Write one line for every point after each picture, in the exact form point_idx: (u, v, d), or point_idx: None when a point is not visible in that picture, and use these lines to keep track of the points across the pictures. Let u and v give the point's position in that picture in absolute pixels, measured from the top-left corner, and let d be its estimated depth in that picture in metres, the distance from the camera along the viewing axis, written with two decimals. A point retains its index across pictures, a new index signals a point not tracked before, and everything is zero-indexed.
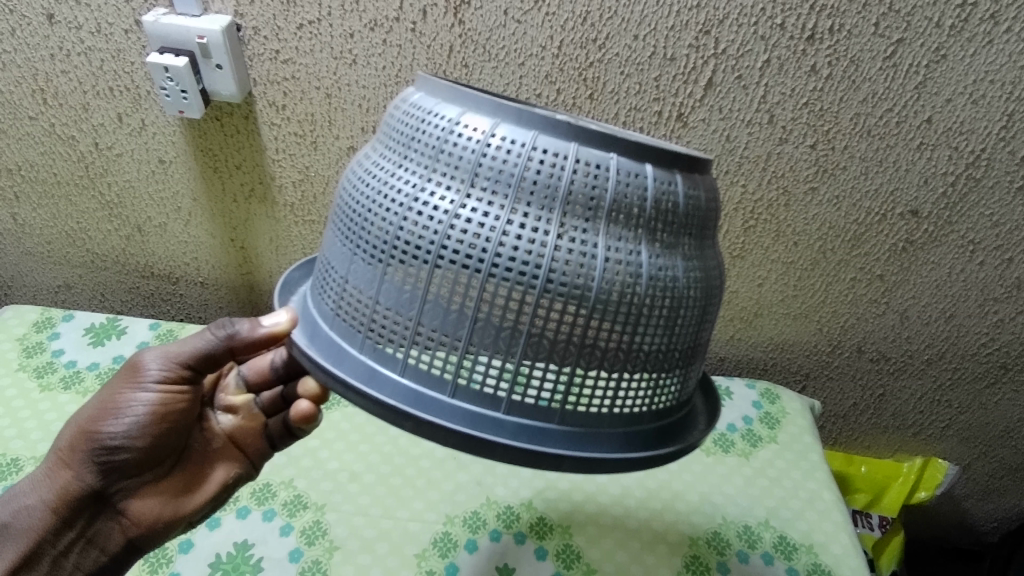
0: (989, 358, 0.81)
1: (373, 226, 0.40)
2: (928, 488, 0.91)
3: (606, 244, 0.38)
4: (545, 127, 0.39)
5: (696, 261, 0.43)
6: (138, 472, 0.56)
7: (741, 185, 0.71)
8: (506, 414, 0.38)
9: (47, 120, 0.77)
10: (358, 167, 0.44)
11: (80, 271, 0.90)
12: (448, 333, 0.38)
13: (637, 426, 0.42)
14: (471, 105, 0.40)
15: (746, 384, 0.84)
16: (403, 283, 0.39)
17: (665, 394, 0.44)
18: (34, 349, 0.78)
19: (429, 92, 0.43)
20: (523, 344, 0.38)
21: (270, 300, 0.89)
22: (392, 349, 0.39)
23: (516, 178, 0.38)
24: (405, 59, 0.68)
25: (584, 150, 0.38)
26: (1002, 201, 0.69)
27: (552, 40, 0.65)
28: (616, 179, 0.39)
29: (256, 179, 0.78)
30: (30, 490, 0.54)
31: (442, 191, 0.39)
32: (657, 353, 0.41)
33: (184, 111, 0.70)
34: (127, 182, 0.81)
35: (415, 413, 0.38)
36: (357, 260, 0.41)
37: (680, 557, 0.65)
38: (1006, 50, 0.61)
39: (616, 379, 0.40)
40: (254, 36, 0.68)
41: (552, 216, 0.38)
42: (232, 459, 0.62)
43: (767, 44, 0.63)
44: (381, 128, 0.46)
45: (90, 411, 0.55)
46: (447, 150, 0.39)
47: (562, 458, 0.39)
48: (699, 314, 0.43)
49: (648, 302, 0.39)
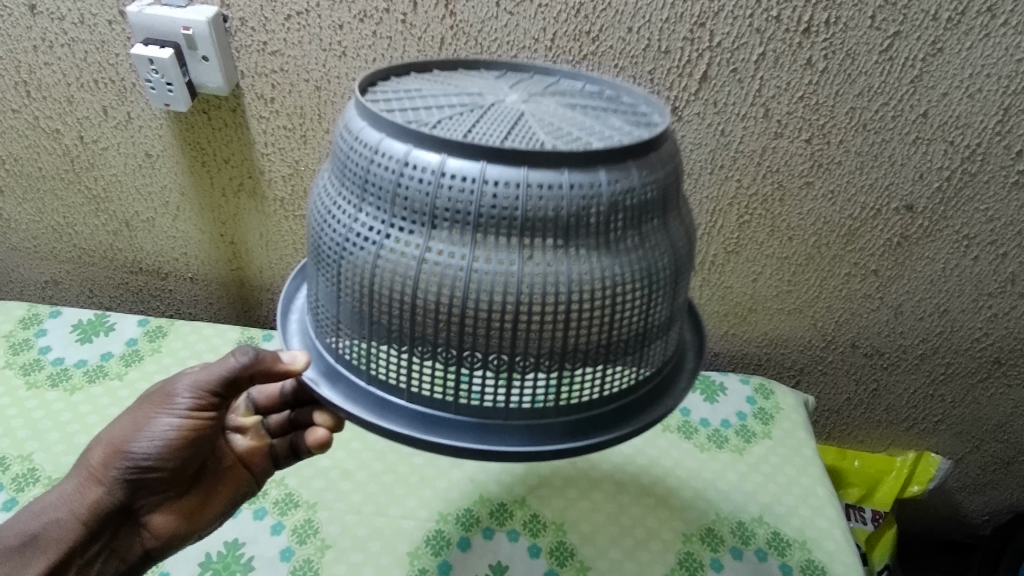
0: (982, 353, 0.81)
1: (347, 271, 0.39)
2: (921, 482, 0.92)
3: (572, 259, 0.37)
4: (490, 156, 0.36)
5: (662, 238, 0.41)
6: (166, 490, 0.55)
7: (736, 180, 0.70)
8: (507, 420, 0.39)
9: (32, 113, 0.75)
10: (320, 202, 0.43)
11: (68, 267, 0.89)
12: (436, 361, 0.38)
13: (625, 399, 0.42)
14: (414, 136, 0.37)
15: (740, 379, 0.83)
16: (386, 322, 0.39)
17: (652, 362, 0.43)
18: (21, 345, 0.77)
19: (367, 117, 0.40)
20: (508, 360, 0.38)
21: (261, 296, 0.88)
22: (394, 379, 0.40)
23: (474, 215, 0.36)
24: (395, 51, 0.66)
25: (534, 172, 0.36)
26: (998, 195, 0.69)
27: (545, 33, 0.64)
28: (570, 194, 0.36)
29: (245, 173, 0.77)
30: (56, 502, 0.52)
31: (407, 235, 0.37)
32: (633, 336, 0.40)
33: (170, 104, 0.68)
34: (114, 175, 0.79)
35: (426, 437, 0.39)
36: (341, 300, 0.41)
37: (675, 553, 0.65)
38: (1003, 43, 0.60)
39: (598, 371, 0.40)
40: (242, 27, 0.66)
41: (516, 243, 0.37)
42: (240, 478, 0.60)
43: (763, 37, 0.62)
44: (333, 154, 0.43)
45: (122, 429, 0.53)
46: (402, 192, 0.37)
47: (564, 450, 0.40)
48: (671, 283, 0.42)
49: (622, 294, 0.38)
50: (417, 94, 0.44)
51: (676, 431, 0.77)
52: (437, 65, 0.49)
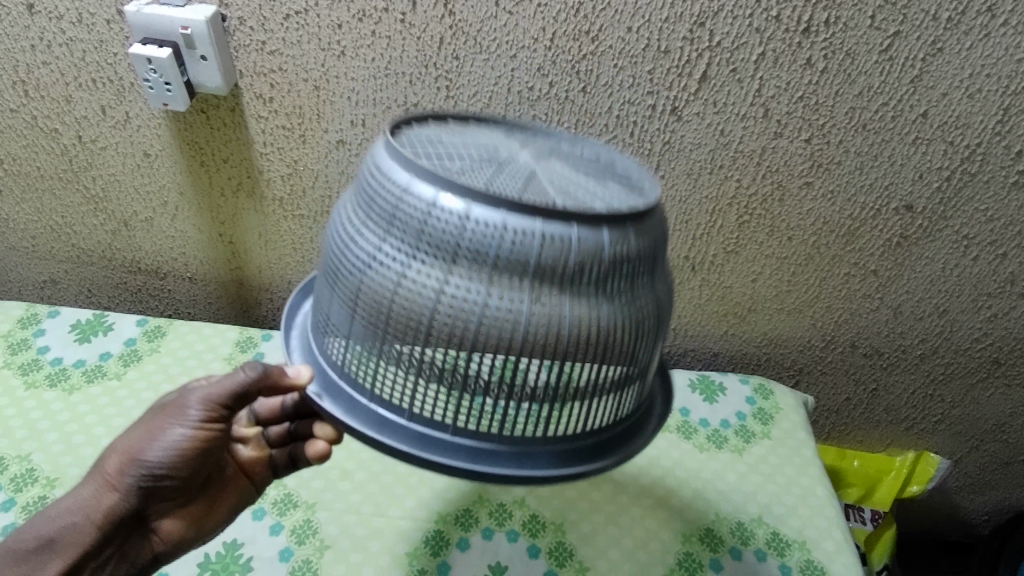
0: (982, 353, 0.81)
1: (365, 299, 0.40)
2: (920, 482, 0.92)
3: (572, 303, 0.39)
4: (511, 206, 0.37)
5: (647, 292, 0.43)
6: (178, 496, 0.54)
7: (735, 180, 0.70)
8: (500, 443, 0.41)
9: (30, 112, 0.75)
10: (341, 229, 0.44)
11: (66, 266, 0.88)
12: (444, 387, 0.40)
13: (603, 434, 0.45)
14: (444, 180, 0.38)
15: (740, 379, 0.83)
16: (401, 348, 0.39)
17: (627, 399, 0.46)
18: (19, 345, 0.77)
19: (395, 154, 0.41)
20: (510, 391, 0.40)
21: (260, 296, 0.88)
22: (399, 399, 0.41)
23: (492, 257, 0.37)
24: (394, 50, 0.66)
25: (549, 224, 0.38)
26: (997, 195, 0.69)
27: (545, 32, 0.63)
28: (579, 248, 0.38)
29: (244, 172, 0.76)
30: (69, 507, 0.51)
31: (427, 268, 0.38)
32: (617, 376, 0.43)
33: (169, 103, 0.68)
34: (112, 175, 0.79)
35: (425, 456, 0.40)
36: (356, 322, 0.41)
37: (674, 554, 0.65)
38: (1003, 44, 0.60)
39: (585, 405, 0.42)
40: (240, 26, 0.66)
41: (524, 286, 0.38)
42: (244, 487, 0.59)
43: (763, 37, 0.61)
44: (358, 183, 0.44)
45: (138, 437, 0.52)
46: (426, 229, 0.38)
47: (549, 476, 0.41)
48: (653, 332, 0.44)
49: (609, 337, 0.41)
50: (439, 145, 0.45)
51: (675, 431, 0.77)
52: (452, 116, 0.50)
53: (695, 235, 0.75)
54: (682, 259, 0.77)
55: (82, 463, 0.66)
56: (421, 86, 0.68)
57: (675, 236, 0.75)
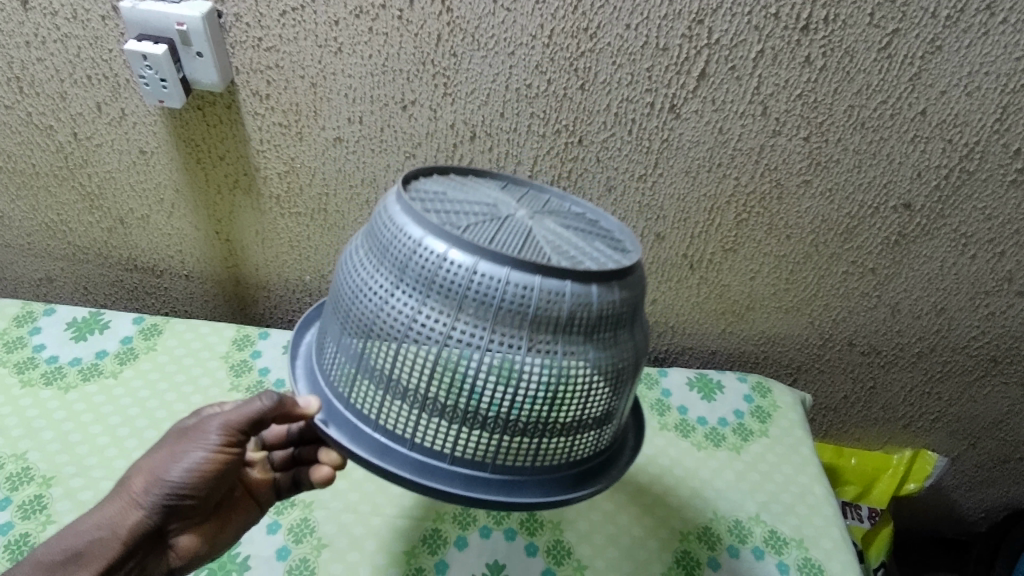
0: (979, 352, 0.81)
1: (375, 339, 0.42)
2: (917, 480, 0.93)
3: (564, 348, 0.41)
4: (515, 263, 0.40)
5: (629, 339, 0.45)
6: (195, 514, 0.53)
7: (733, 177, 0.70)
8: (492, 473, 0.43)
9: (24, 109, 0.74)
10: (353, 271, 0.45)
11: (62, 264, 0.88)
12: (445, 421, 0.41)
13: (586, 466, 0.46)
14: (452, 236, 0.41)
15: (738, 377, 0.83)
16: (407, 385, 0.41)
17: (609, 433, 0.48)
18: (15, 344, 0.77)
19: (406, 207, 0.43)
20: (507, 427, 0.41)
21: (257, 293, 0.88)
22: (401, 429, 0.42)
23: (496, 308, 0.40)
24: (391, 47, 0.65)
25: (547, 281, 0.40)
26: (996, 193, 0.69)
27: (543, 29, 0.63)
28: (573, 303, 0.40)
29: (240, 170, 0.76)
30: (92, 523, 0.50)
31: (434, 314, 0.40)
32: (602, 415, 0.45)
33: (165, 100, 0.68)
34: (108, 172, 0.78)
35: (424, 483, 0.42)
36: (364, 358, 0.43)
37: (671, 552, 0.65)
38: (1002, 41, 0.60)
39: (572, 439, 0.44)
40: (236, 22, 0.65)
41: (522, 334, 0.40)
42: (249, 507, 0.58)
43: (762, 34, 0.61)
44: (371, 229, 0.46)
45: (161, 456, 0.51)
46: (437, 278, 0.40)
47: (536, 505, 0.43)
48: (633, 374, 0.46)
49: (596, 380, 0.42)
50: (442, 197, 0.47)
51: (673, 429, 0.76)
52: (453, 168, 0.53)
53: (693, 232, 0.75)
54: (680, 257, 0.77)
55: (79, 462, 0.66)
56: (419, 83, 0.67)
57: (673, 234, 0.75)
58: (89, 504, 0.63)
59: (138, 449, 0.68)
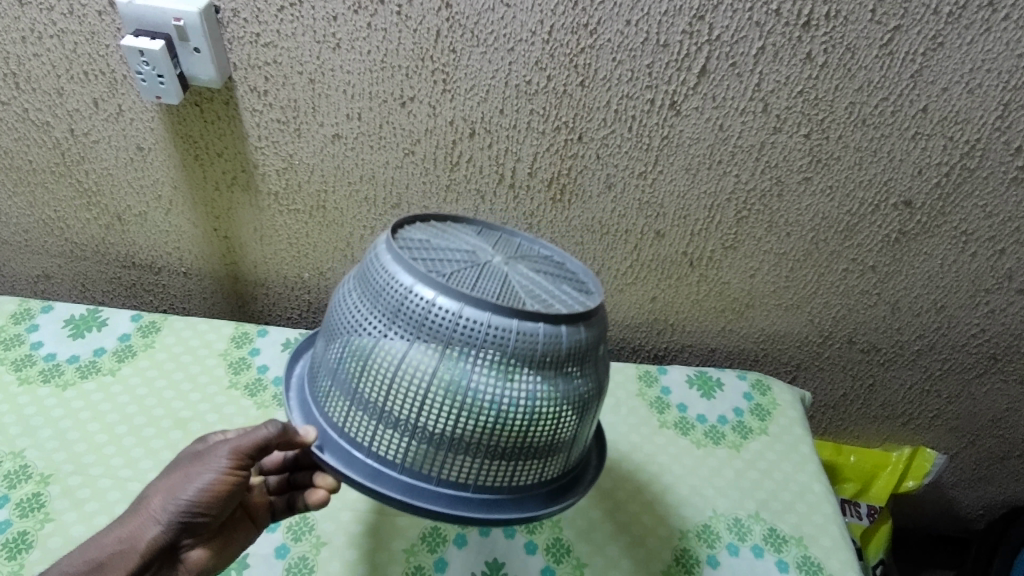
0: (979, 349, 0.81)
1: (369, 373, 0.47)
2: (917, 477, 0.91)
3: (537, 381, 0.47)
4: (496, 308, 0.45)
5: (592, 370, 0.51)
6: (206, 531, 0.53)
7: (734, 175, 0.70)
8: (473, 492, 0.48)
9: (21, 105, 0.73)
10: (347, 311, 0.50)
11: (59, 261, 0.88)
12: (432, 447, 0.46)
13: (554, 484, 0.52)
14: (440, 284, 0.46)
15: (738, 374, 0.83)
16: (398, 415, 0.46)
17: (574, 454, 0.53)
18: (11, 341, 0.76)
19: (396, 256, 0.49)
20: (487, 451, 0.47)
21: (255, 291, 0.88)
22: (392, 454, 0.47)
23: (478, 347, 0.45)
24: (390, 43, 0.65)
25: (523, 323, 0.46)
26: (996, 190, 0.68)
27: (542, 25, 0.62)
28: (545, 342, 0.46)
29: (238, 167, 0.76)
30: (112, 536, 0.50)
31: (424, 353, 0.46)
32: (568, 438, 0.50)
33: (162, 96, 0.67)
34: (106, 169, 0.78)
35: (413, 502, 0.47)
36: (359, 390, 0.48)
37: (670, 551, 0.65)
38: (1004, 38, 0.59)
39: (543, 462, 0.50)
40: (234, 18, 0.65)
41: (501, 370, 0.46)
42: (246, 527, 0.57)
43: (762, 31, 0.61)
44: (362, 273, 0.51)
45: (175, 476, 0.51)
46: (426, 321, 0.46)
47: (511, 520, 0.48)
48: (595, 400, 0.52)
49: (565, 408, 0.48)
50: (426, 246, 0.52)
51: (673, 427, 0.76)
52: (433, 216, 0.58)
53: (693, 229, 0.75)
54: (680, 255, 0.77)
55: (77, 460, 0.66)
56: (418, 79, 0.67)
57: (673, 231, 0.75)
58: (86, 502, 0.62)
59: (136, 446, 0.68)
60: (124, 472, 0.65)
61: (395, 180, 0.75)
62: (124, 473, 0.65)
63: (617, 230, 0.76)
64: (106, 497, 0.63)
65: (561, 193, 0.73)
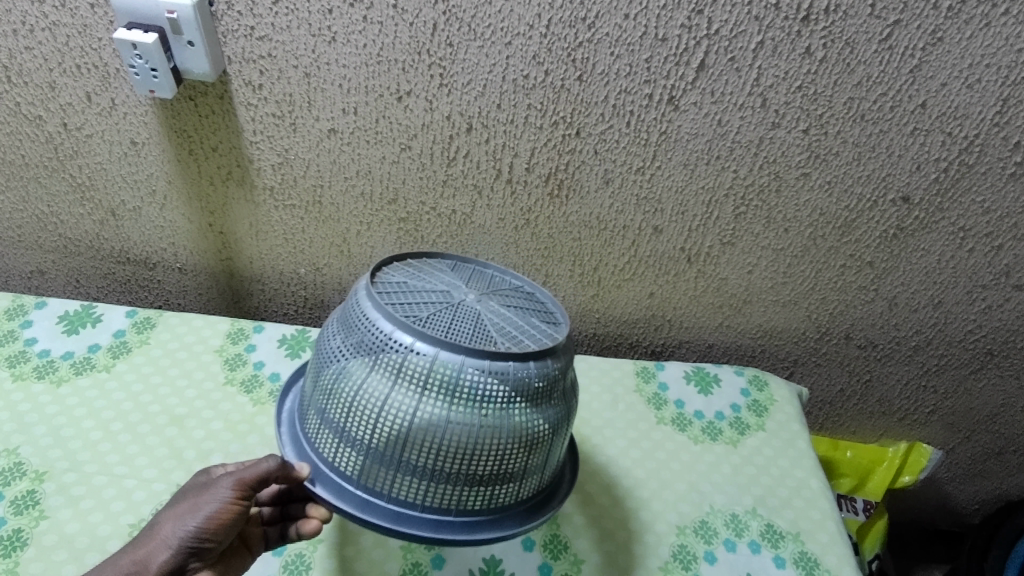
0: (976, 345, 0.81)
1: (354, 412, 0.47)
2: (912, 472, 0.92)
3: (511, 414, 0.47)
4: (469, 350, 0.46)
5: (563, 395, 0.52)
6: (213, 554, 0.52)
7: (732, 170, 0.70)
8: (457, 516, 0.48)
9: (12, 99, 0.72)
10: (330, 352, 0.51)
11: (53, 256, 0.87)
12: (415, 478, 0.47)
13: (532, 503, 0.53)
14: (415, 329, 0.47)
15: (735, 370, 0.83)
16: (382, 451, 0.47)
17: (549, 472, 0.54)
18: (6, 337, 0.76)
19: (375, 302, 0.50)
20: (467, 480, 0.47)
21: (251, 287, 0.87)
22: (378, 486, 0.48)
23: (454, 387, 0.46)
24: (386, 37, 0.64)
25: (495, 362, 0.47)
26: (994, 186, 0.68)
27: (541, 19, 0.62)
28: (517, 378, 0.47)
29: (233, 162, 0.75)
30: (125, 560, 0.49)
31: (403, 393, 0.46)
32: (543, 461, 0.51)
33: (155, 90, 0.67)
34: (99, 164, 0.77)
35: (400, 529, 0.47)
36: (343, 428, 0.48)
37: (669, 546, 0.65)
38: (1004, 33, 0.59)
39: (520, 484, 0.50)
40: (227, 11, 0.64)
41: (475, 407, 0.46)
42: (243, 555, 0.56)
43: (762, 24, 0.60)
44: (344, 316, 0.52)
45: (184, 504, 0.51)
46: (405, 365, 0.46)
47: (492, 540, 0.49)
48: (567, 421, 0.53)
49: (539, 435, 0.49)
50: (404, 288, 0.53)
51: (671, 423, 0.76)
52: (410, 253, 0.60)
53: (691, 226, 0.74)
54: (678, 250, 0.77)
55: (72, 457, 0.65)
56: (414, 73, 0.66)
57: (671, 226, 0.75)
58: (83, 500, 0.62)
59: (131, 443, 0.67)
60: (120, 469, 0.65)
61: (391, 175, 0.74)
62: (120, 470, 0.65)
63: (615, 225, 0.76)
64: (103, 493, 0.63)
65: (559, 188, 0.73)
